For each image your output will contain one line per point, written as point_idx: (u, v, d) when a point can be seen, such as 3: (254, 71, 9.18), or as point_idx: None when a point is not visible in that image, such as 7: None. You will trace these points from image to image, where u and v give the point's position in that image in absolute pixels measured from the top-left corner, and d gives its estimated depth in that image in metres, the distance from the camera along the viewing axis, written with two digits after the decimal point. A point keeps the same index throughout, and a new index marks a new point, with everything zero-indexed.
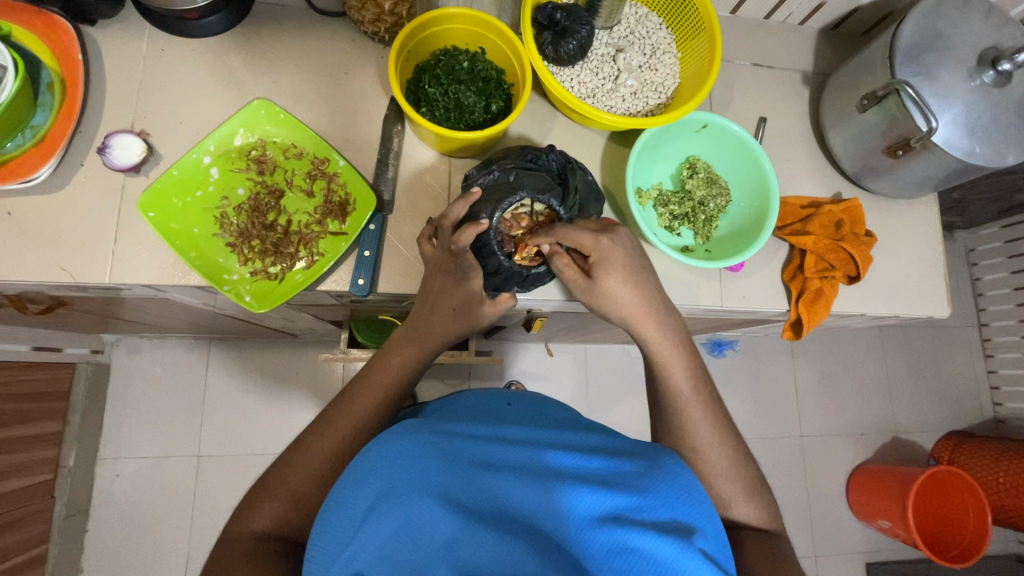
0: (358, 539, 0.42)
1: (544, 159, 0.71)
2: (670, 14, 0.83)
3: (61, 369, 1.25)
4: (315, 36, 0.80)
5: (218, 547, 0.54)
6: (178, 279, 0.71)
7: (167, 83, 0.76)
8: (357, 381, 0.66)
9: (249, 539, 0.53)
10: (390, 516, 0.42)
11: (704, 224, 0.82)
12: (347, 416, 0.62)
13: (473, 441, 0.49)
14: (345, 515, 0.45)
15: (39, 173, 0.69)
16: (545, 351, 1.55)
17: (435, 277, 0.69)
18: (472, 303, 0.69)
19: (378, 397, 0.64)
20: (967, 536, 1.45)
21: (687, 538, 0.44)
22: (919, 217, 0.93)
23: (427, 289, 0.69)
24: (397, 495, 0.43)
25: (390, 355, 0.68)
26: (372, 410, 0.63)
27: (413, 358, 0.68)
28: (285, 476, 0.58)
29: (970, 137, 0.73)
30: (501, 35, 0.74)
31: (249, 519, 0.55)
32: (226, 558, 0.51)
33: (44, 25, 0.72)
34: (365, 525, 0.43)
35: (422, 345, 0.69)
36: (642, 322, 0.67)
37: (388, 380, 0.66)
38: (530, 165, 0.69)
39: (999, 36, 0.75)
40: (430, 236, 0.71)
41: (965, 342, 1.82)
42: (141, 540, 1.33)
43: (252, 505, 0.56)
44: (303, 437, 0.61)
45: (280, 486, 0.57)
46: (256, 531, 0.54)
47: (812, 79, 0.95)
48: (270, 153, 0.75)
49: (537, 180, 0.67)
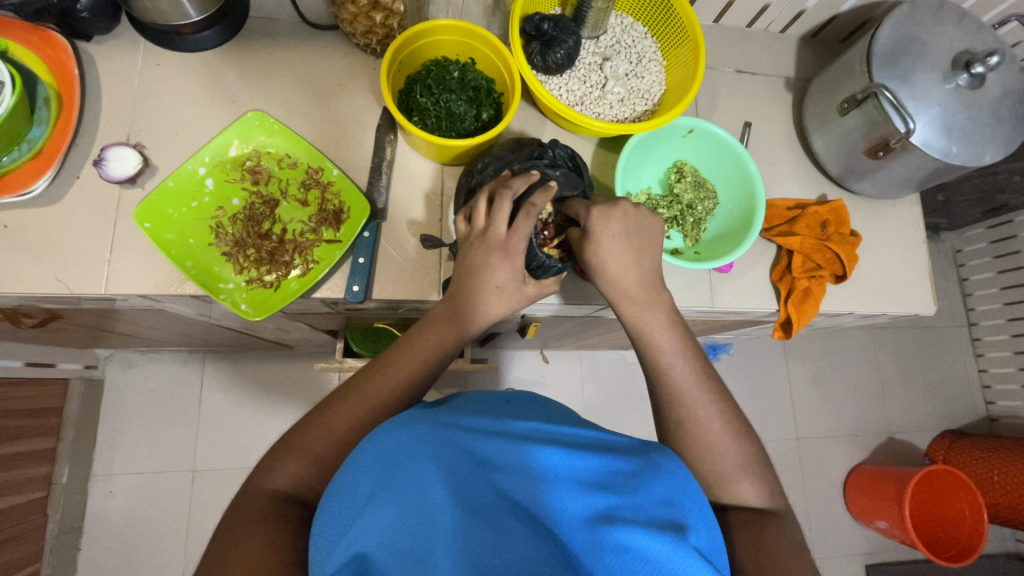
0: (359, 528, 0.43)
1: (552, 153, 0.73)
2: (655, 23, 0.85)
3: (53, 385, 1.25)
4: (307, 49, 0.82)
5: (237, 501, 0.55)
6: (173, 289, 0.72)
7: (161, 96, 0.77)
8: (393, 351, 0.65)
9: (266, 500, 0.55)
10: (391, 506, 0.44)
11: (693, 226, 0.83)
12: (370, 392, 0.62)
13: (474, 433, 0.49)
14: (346, 500, 0.46)
15: (35, 186, 0.69)
16: (541, 358, 1.56)
17: (475, 253, 0.67)
18: (510, 287, 0.68)
19: (411, 372, 0.64)
20: (965, 534, 1.46)
21: (681, 536, 0.44)
22: (903, 217, 0.95)
23: (467, 260, 0.68)
24: (397, 487, 0.45)
25: (428, 329, 0.67)
26: (401, 386, 0.63)
27: (450, 338, 0.67)
28: (306, 440, 0.58)
29: (947, 138, 0.75)
30: (490, 45, 0.76)
31: (268, 476, 0.56)
32: (238, 522, 0.52)
33: (39, 41, 0.74)
34: (367, 513, 0.44)
35: (461, 325, 0.67)
36: (621, 295, 0.68)
37: (421, 358, 0.65)
38: (544, 163, 0.72)
39: (971, 41, 0.78)
40: (466, 215, 0.70)
41: (956, 341, 1.84)
42: (135, 556, 1.32)
43: (273, 463, 0.57)
44: (329, 402, 0.62)
45: (304, 446, 0.58)
46: (277, 490, 0.56)
47: (794, 85, 0.97)
48: (264, 163, 0.76)
49: (566, 177, 0.71)
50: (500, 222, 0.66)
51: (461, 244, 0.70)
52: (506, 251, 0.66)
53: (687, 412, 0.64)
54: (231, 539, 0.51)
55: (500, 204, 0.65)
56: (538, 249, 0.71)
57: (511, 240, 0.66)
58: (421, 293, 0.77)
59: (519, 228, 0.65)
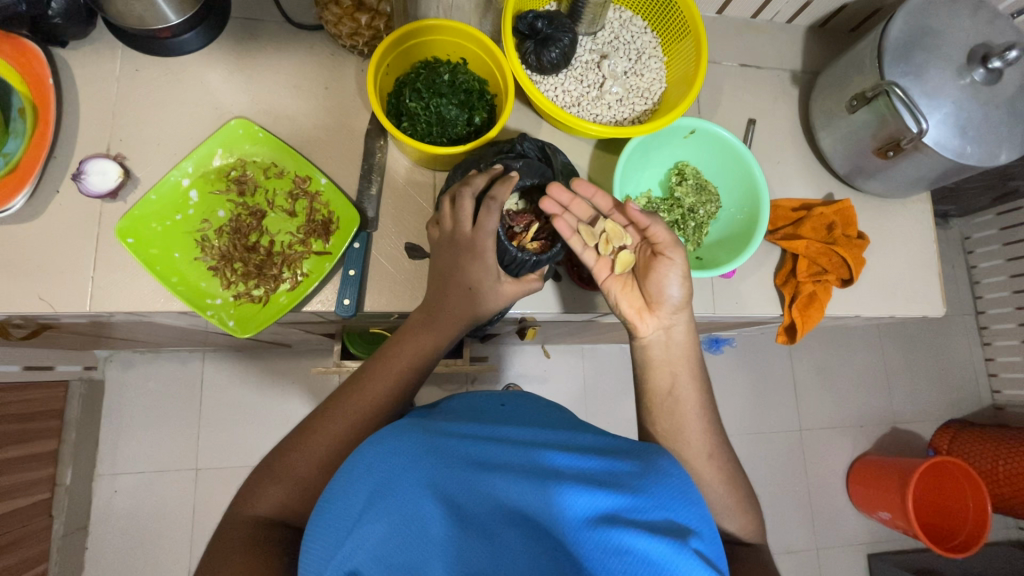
0: (352, 539, 0.41)
1: (520, 147, 0.70)
2: (655, 17, 0.82)
3: (53, 388, 1.24)
4: (292, 50, 0.78)
5: (219, 533, 0.54)
6: (160, 305, 0.70)
7: (143, 104, 0.74)
8: (369, 366, 0.64)
9: (250, 528, 0.53)
10: (384, 516, 0.41)
11: (695, 231, 0.81)
12: (350, 409, 0.60)
13: (471, 441, 0.48)
14: (340, 513, 0.44)
15: (13, 204, 0.67)
16: (542, 353, 1.54)
17: (445, 257, 0.65)
18: (487, 286, 0.65)
19: (389, 384, 0.62)
20: (969, 522, 1.43)
21: (682, 539, 0.42)
22: (912, 215, 0.92)
23: (441, 268, 0.65)
24: (392, 496, 0.42)
25: (404, 342, 0.65)
26: (383, 397, 0.62)
27: (430, 346, 0.65)
28: (289, 463, 0.57)
29: (961, 137, 0.71)
30: (482, 45, 0.72)
31: (250, 504, 0.55)
32: (224, 552, 0.51)
33: (13, 49, 0.71)
34: (361, 524, 0.41)
35: (438, 334, 0.65)
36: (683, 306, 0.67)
37: (402, 369, 0.64)
38: (512, 156, 0.68)
39: (989, 32, 0.74)
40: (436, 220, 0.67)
41: (962, 329, 1.82)
42: (140, 555, 1.33)
43: (256, 487, 0.56)
44: (309, 422, 0.60)
45: (286, 472, 0.56)
46: (259, 516, 0.54)
47: (801, 78, 0.93)
48: (250, 173, 0.74)
49: (531, 167, 0.67)
50: (464, 221, 0.62)
51: (434, 248, 0.67)
52: (474, 251, 0.63)
53: (690, 433, 0.62)
54: (217, 569, 0.50)
55: (462, 202, 0.62)
56: (508, 244, 0.65)
57: (477, 238, 0.62)
58: (414, 305, 0.75)
59: (484, 226, 0.61)
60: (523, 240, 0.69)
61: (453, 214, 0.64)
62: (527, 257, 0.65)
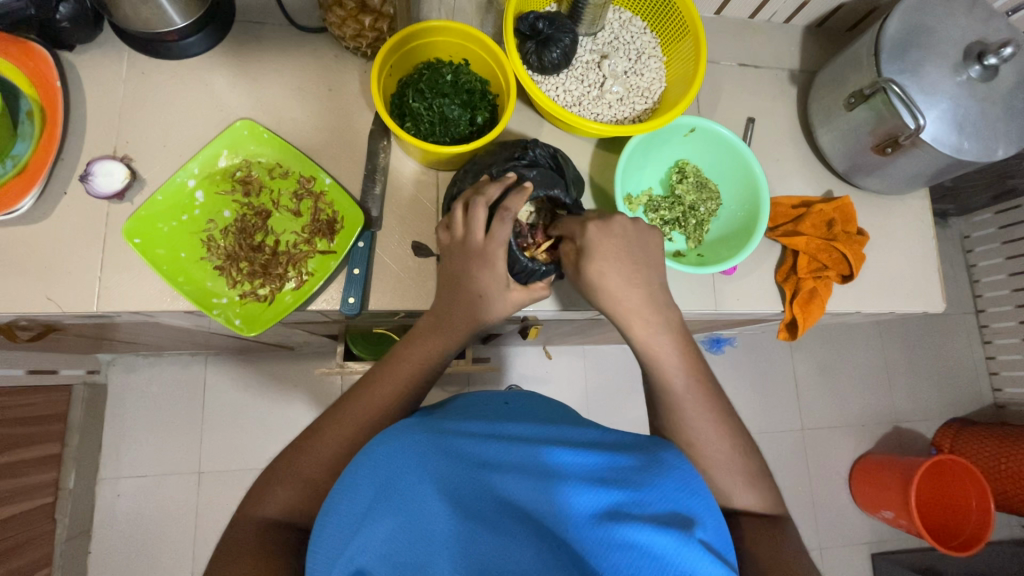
0: (360, 539, 0.41)
1: (532, 154, 0.71)
2: (654, 18, 0.83)
3: (56, 392, 1.25)
4: (296, 52, 0.79)
5: (229, 532, 0.54)
6: (166, 305, 0.70)
7: (148, 106, 0.75)
8: (378, 368, 0.64)
9: (259, 527, 0.53)
10: (391, 516, 0.42)
11: (696, 228, 0.82)
12: (360, 410, 0.61)
13: (475, 440, 0.48)
14: (346, 513, 0.45)
15: (21, 205, 0.68)
16: (544, 354, 1.55)
17: (456, 263, 0.65)
18: (495, 294, 0.65)
19: (399, 386, 0.63)
20: (972, 521, 1.43)
21: (687, 531, 0.43)
22: (910, 211, 0.93)
23: (451, 271, 0.65)
24: (398, 496, 0.43)
25: (413, 346, 0.66)
26: (393, 399, 0.62)
27: (440, 349, 0.66)
28: (297, 463, 0.57)
29: (958, 133, 0.72)
30: (484, 46, 0.73)
31: (260, 503, 0.55)
32: (233, 551, 0.51)
33: (21, 53, 0.72)
34: (368, 524, 0.42)
35: (447, 336, 0.66)
36: (628, 317, 0.64)
37: (411, 371, 0.64)
38: (523, 163, 0.69)
39: (984, 30, 0.75)
40: (446, 225, 0.67)
41: (963, 328, 1.82)
42: (144, 558, 1.33)
43: (265, 489, 0.56)
44: (320, 423, 0.61)
45: (294, 471, 0.57)
46: (269, 516, 0.54)
47: (799, 77, 0.94)
48: (255, 174, 0.75)
49: (545, 177, 0.68)
50: (477, 229, 0.63)
51: (444, 253, 0.67)
52: (485, 257, 0.63)
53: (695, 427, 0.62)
54: (226, 567, 0.50)
55: (475, 210, 0.63)
56: (520, 254, 0.67)
57: (489, 247, 0.63)
58: (418, 303, 0.75)
59: (496, 234, 0.62)
60: (535, 250, 0.70)
61: (465, 221, 0.64)
62: (537, 267, 0.67)
